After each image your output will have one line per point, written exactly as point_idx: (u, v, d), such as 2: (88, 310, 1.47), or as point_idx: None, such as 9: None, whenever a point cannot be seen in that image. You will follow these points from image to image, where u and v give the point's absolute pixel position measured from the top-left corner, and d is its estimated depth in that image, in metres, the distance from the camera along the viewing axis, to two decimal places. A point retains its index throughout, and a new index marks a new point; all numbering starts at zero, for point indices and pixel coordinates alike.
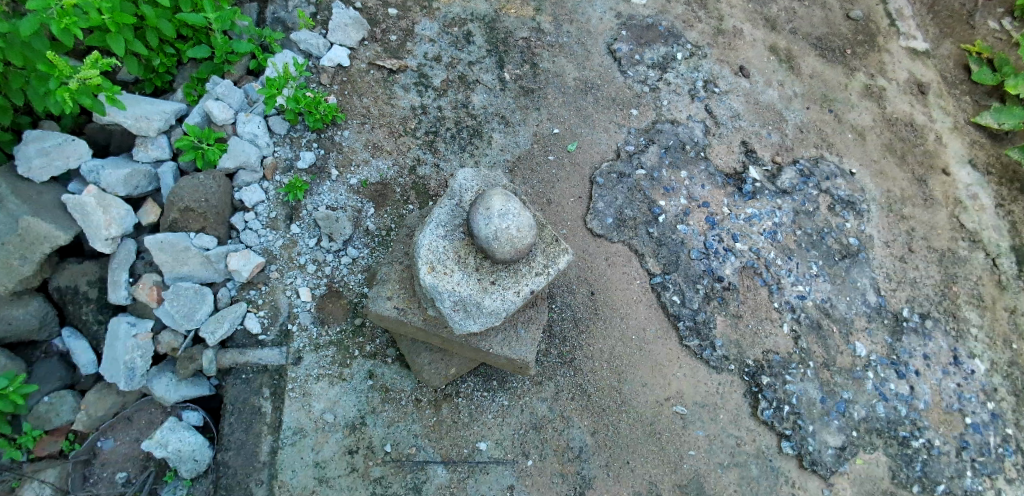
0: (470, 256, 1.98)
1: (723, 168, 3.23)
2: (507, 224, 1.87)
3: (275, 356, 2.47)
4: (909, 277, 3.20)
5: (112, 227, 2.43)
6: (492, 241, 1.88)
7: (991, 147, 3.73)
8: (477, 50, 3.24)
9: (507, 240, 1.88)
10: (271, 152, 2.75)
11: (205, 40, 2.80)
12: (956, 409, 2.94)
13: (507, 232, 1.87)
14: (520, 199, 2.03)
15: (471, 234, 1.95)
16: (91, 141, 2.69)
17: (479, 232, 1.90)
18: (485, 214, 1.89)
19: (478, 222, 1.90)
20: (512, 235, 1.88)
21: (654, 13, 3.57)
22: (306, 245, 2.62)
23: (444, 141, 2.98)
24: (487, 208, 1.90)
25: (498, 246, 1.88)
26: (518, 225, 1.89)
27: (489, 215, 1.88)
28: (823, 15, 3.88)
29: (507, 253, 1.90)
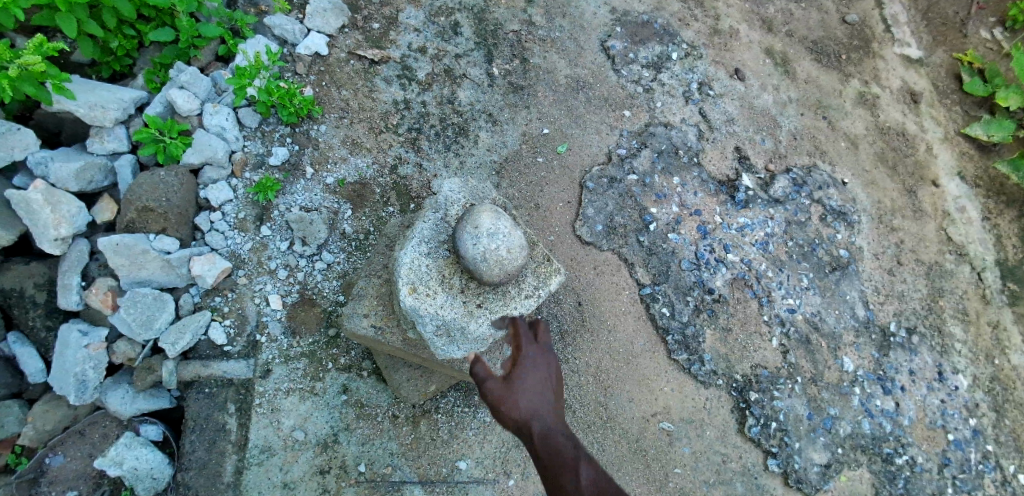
0: (454, 276, 1.85)
1: (716, 175, 3.13)
2: (497, 245, 1.73)
3: (241, 369, 2.30)
4: (896, 290, 3.16)
5: (62, 226, 2.23)
6: (479, 262, 1.74)
7: (980, 159, 3.69)
8: (465, 43, 3.06)
9: (495, 262, 1.74)
10: (240, 147, 2.55)
11: (169, 22, 2.57)
12: (939, 426, 2.92)
13: (495, 252, 1.73)
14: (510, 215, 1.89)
15: (456, 252, 1.82)
16: (41, 128, 2.47)
17: (466, 252, 1.76)
18: (472, 232, 1.75)
19: (464, 241, 1.76)
20: (502, 256, 1.75)
21: (649, 10, 3.43)
22: (277, 248, 2.46)
23: (428, 139, 2.81)
24: (475, 226, 1.75)
25: (486, 267, 1.75)
26: (508, 245, 1.75)
27: (477, 234, 1.74)
28: (820, 18, 3.79)
29: (495, 275, 1.78)
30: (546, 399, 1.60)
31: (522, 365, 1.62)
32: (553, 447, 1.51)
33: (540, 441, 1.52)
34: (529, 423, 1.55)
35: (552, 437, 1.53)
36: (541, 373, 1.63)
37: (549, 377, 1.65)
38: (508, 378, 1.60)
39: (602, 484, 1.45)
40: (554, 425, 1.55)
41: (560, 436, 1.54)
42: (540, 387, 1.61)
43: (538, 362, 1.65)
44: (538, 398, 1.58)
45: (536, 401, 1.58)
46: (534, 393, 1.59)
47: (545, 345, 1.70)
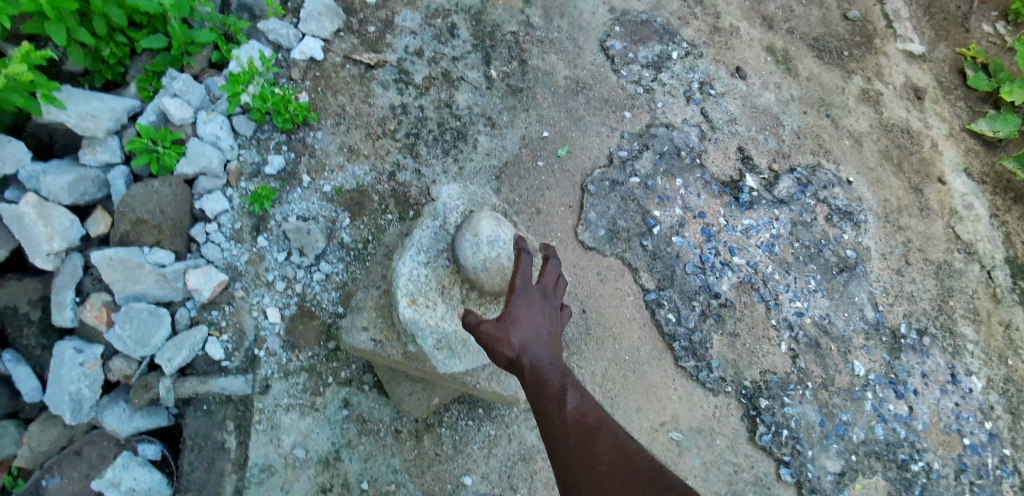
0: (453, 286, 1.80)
1: (720, 176, 3.07)
2: (497, 253, 1.68)
3: (240, 385, 2.24)
4: (905, 290, 3.11)
5: (55, 240, 2.17)
6: (481, 271, 1.70)
7: (986, 155, 3.64)
8: (462, 45, 3.00)
9: (497, 271, 1.69)
10: (236, 156, 2.49)
11: (161, 28, 2.50)
12: (954, 430, 2.87)
13: (497, 259, 1.68)
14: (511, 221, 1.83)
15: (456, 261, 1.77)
16: (34, 138, 2.38)
17: (467, 262, 1.72)
18: (473, 241, 1.71)
19: (465, 251, 1.72)
20: (503, 265, 1.69)
21: (649, 9, 3.38)
22: (274, 259, 2.40)
23: (426, 144, 2.76)
24: (475, 234, 1.70)
25: (487, 277, 1.70)
26: (509, 253, 1.69)
27: (477, 243, 1.69)
28: (820, 15, 3.73)
29: (497, 285, 1.74)
30: (542, 334, 1.44)
31: (515, 301, 1.48)
32: (542, 379, 1.34)
33: (530, 375, 1.36)
34: (520, 357, 1.39)
35: (542, 369, 1.36)
36: (538, 310, 1.48)
37: (548, 315, 1.49)
38: (502, 316, 1.47)
39: (587, 411, 1.23)
40: (544, 357, 1.38)
41: (551, 370, 1.36)
42: (534, 323, 1.45)
43: (535, 300, 1.50)
44: (529, 331, 1.43)
45: (528, 334, 1.42)
46: (525, 325, 1.44)
47: (548, 288, 1.55)
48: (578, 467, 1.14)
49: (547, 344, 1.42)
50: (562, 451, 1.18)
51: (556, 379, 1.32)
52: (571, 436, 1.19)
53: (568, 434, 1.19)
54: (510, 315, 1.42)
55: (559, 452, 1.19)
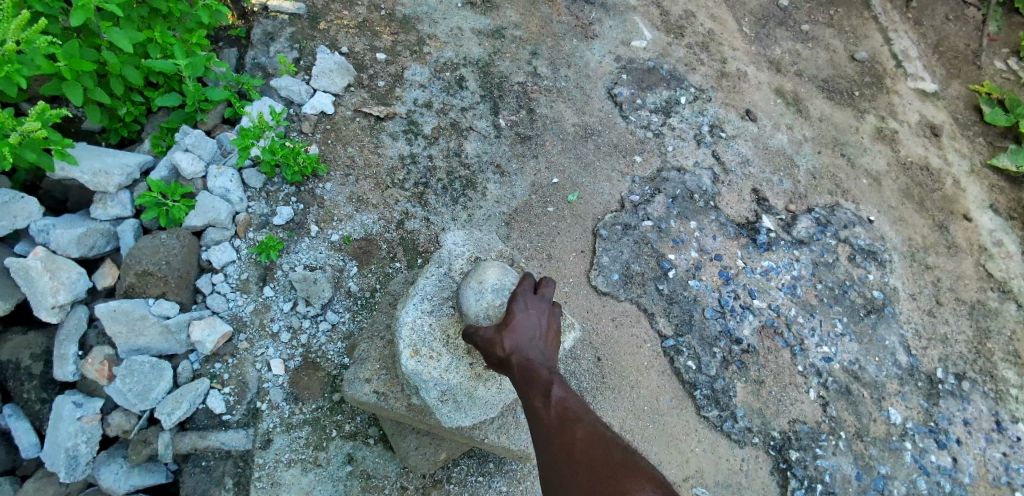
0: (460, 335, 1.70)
1: (735, 217, 3.01)
2: (500, 302, 1.66)
3: (240, 440, 2.15)
4: (939, 332, 2.95)
5: (60, 293, 2.17)
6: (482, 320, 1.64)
7: (1012, 191, 3.53)
8: (470, 96, 3.05)
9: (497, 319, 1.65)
10: (245, 208, 2.50)
11: (177, 87, 2.57)
12: (1005, 483, 2.64)
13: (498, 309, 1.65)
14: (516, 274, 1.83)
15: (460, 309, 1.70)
16: (48, 195, 2.44)
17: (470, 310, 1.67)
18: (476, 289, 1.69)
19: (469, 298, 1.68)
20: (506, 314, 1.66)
21: (655, 56, 3.42)
22: (280, 310, 2.37)
23: (435, 193, 2.75)
24: (480, 281, 1.69)
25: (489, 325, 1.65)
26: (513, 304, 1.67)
27: (481, 290, 1.67)
28: (828, 57, 3.75)
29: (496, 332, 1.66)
30: (537, 338, 1.51)
31: (515, 307, 1.57)
32: (531, 378, 1.41)
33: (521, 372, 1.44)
34: (513, 358, 1.48)
35: (532, 367, 1.44)
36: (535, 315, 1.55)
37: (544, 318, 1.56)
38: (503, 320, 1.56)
39: (568, 406, 1.32)
40: (533, 359, 1.45)
41: (540, 368, 1.43)
42: (528, 328, 1.53)
43: (534, 306, 1.57)
44: (523, 335, 1.51)
45: (523, 337, 1.50)
46: (519, 331, 1.51)
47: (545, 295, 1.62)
48: (559, 461, 1.23)
49: (541, 346, 1.50)
50: (547, 449, 1.27)
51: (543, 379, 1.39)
52: (554, 431, 1.28)
53: (553, 431, 1.28)
54: (508, 320, 1.52)
55: (544, 445, 1.28)
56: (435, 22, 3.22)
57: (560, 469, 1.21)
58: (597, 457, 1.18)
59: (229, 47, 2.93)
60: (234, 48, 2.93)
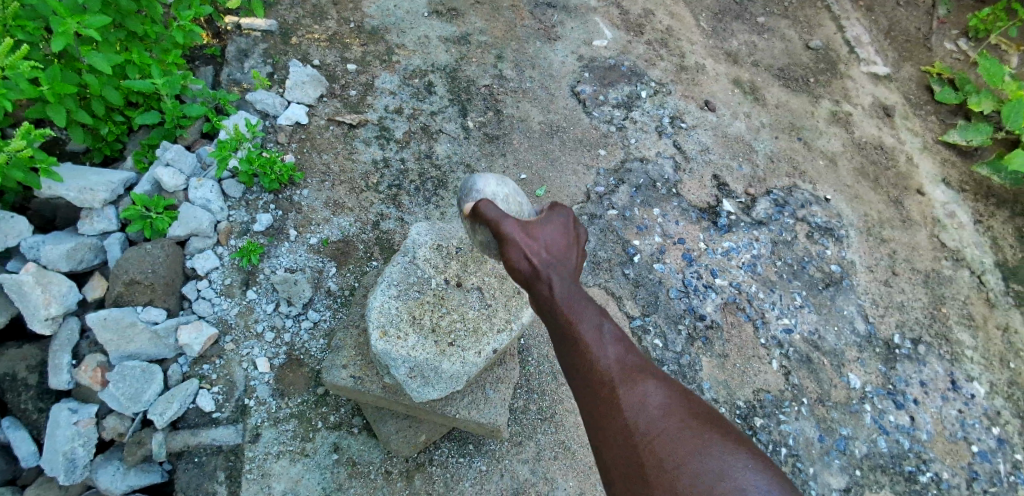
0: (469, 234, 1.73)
1: (696, 202, 3.16)
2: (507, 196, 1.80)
3: (230, 435, 2.27)
4: (895, 301, 3.11)
5: (52, 305, 2.29)
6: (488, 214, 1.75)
7: (963, 165, 3.71)
8: (439, 101, 3.19)
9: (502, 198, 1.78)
10: (225, 217, 2.63)
11: (155, 106, 2.70)
12: (961, 438, 2.81)
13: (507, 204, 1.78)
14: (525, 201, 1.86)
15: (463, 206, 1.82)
16: (37, 215, 2.56)
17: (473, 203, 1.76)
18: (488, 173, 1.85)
19: (474, 186, 1.82)
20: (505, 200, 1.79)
21: (616, 54, 3.58)
22: (263, 311, 2.49)
23: (408, 194, 2.89)
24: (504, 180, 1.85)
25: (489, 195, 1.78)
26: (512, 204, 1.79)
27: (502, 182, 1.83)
28: (783, 47, 3.91)
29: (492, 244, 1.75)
30: (567, 253, 1.48)
31: (545, 227, 1.50)
32: (574, 312, 1.34)
33: (558, 300, 1.36)
34: (546, 277, 1.39)
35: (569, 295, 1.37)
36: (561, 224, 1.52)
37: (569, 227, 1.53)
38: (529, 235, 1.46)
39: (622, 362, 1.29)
40: (571, 284, 1.39)
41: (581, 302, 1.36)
42: (558, 240, 1.47)
43: (564, 232, 1.50)
44: (553, 246, 1.46)
45: (555, 256, 1.45)
46: (549, 245, 1.46)
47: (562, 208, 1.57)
48: (624, 426, 1.20)
49: (569, 271, 1.44)
50: (602, 405, 1.24)
51: (589, 316, 1.34)
52: (612, 383, 1.25)
53: (611, 382, 1.25)
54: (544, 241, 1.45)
55: (597, 399, 1.25)
56: (402, 31, 3.36)
57: (619, 435, 1.20)
58: (665, 416, 1.21)
59: (204, 64, 3.06)
60: (210, 65, 3.06)
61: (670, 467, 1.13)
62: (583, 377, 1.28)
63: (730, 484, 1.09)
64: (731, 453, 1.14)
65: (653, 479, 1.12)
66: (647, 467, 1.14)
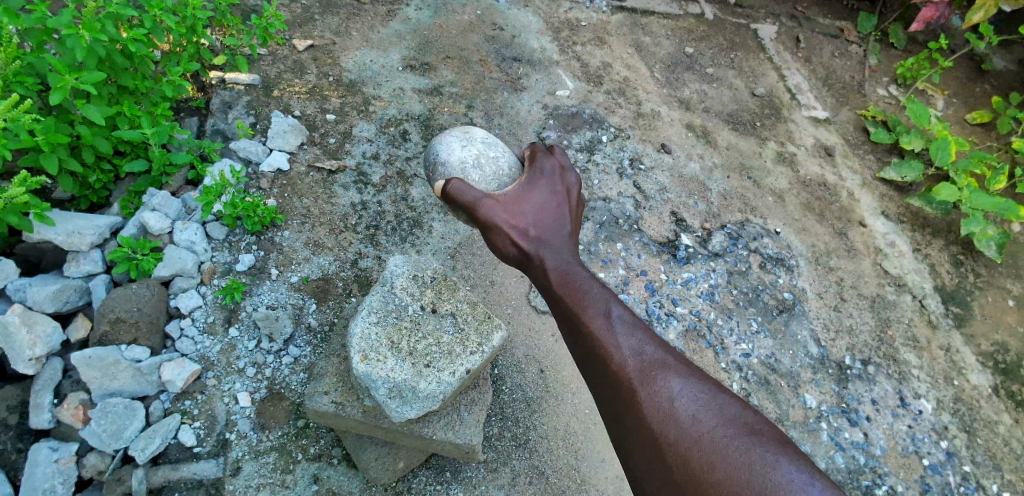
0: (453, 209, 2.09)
1: (656, 237, 3.38)
2: (474, 151, 2.14)
3: (211, 469, 2.33)
4: (845, 325, 3.33)
5: (37, 346, 2.36)
6: (459, 174, 2.08)
7: (900, 198, 4.03)
8: (413, 147, 3.40)
9: (471, 155, 2.13)
10: (209, 257, 2.75)
11: (142, 154, 2.85)
12: (912, 452, 2.98)
13: (474, 162, 2.10)
14: (493, 150, 2.19)
15: (435, 176, 2.17)
16: (22, 260, 2.64)
17: (445, 170, 2.12)
18: (448, 141, 2.20)
19: (440, 156, 2.18)
20: (474, 154, 2.13)
21: (577, 103, 3.86)
22: (245, 348, 2.58)
23: (385, 234, 3.05)
24: (466, 141, 2.20)
25: (458, 153, 2.14)
26: (479, 156, 2.13)
27: (465, 142, 2.19)
28: (731, 94, 4.26)
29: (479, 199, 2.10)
30: (557, 232, 1.81)
31: (532, 210, 1.85)
32: (585, 308, 1.62)
33: (563, 291, 1.68)
34: (541, 258, 1.75)
35: (569, 281, 1.69)
36: (545, 205, 1.87)
37: (549, 199, 1.89)
38: (521, 221, 1.82)
39: (639, 359, 1.49)
40: (566, 267, 1.72)
41: (588, 296, 1.64)
42: (545, 220, 1.83)
43: (552, 214, 1.85)
44: (535, 218, 1.83)
45: (548, 241, 1.78)
46: (537, 229, 1.80)
47: (544, 179, 1.94)
48: (645, 423, 1.39)
49: (564, 252, 1.76)
50: (623, 401, 1.45)
51: (596, 311, 1.61)
52: (629, 381, 1.46)
53: (627, 379, 1.46)
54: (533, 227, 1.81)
55: (620, 395, 1.47)
56: (378, 84, 3.60)
57: (643, 433, 1.39)
58: (687, 413, 1.36)
59: (190, 116, 3.23)
60: (195, 117, 3.23)
61: (693, 467, 1.28)
62: (604, 379, 1.51)
63: (759, 486, 1.21)
64: (758, 455, 1.26)
65: (679, 480, 1.29)
66: (672, 466, 1.31)
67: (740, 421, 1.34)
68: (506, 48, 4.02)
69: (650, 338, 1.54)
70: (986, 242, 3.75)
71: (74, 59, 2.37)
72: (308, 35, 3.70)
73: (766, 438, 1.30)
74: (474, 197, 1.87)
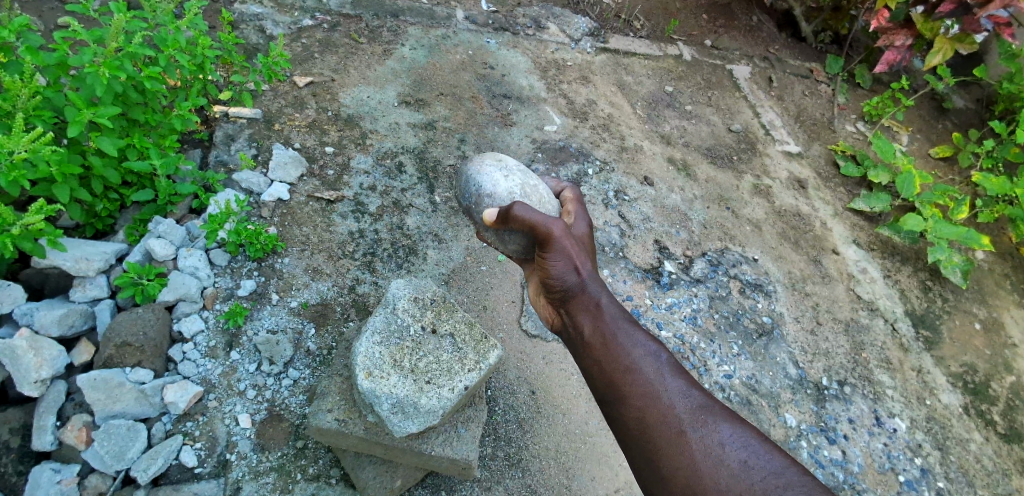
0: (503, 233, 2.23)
1: (641, 264, 3.54)
2: (516, 185, 2.29)
3: (212, 489, 2.37)
4: (822, 348, 3.49)
5: (43, 368, 2.41)
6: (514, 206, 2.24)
7: (870, 228, 4.26)
8: (409, 179, 3.54)
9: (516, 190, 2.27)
10: (211, 283, 2.85)
11: (148, 184, 2.96)
12: (888, 469, 3.11)
13: (524, 194, 2.27)
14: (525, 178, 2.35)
15: (481, 206, 2.27)
16: (25, 286, 2.71)
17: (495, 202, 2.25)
18: (488, 172, 2.33)
19: (484, 187, 2.29)
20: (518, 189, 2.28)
21: (564, 137, 4.06)
22: (246, 370, 2.66)
23: (382, 260, 3.17)
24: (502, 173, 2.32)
25: (504, 186, 2.27)
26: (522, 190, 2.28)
27: (504, 176, 2.31)
28: (709, 130, 4.50)
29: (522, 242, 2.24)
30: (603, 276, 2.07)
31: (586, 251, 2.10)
32: (632, 349, 1.82)
33: (613, 330, 1.88)
34: (593, 294, 1.98)
35: (618, 321, 1.91)
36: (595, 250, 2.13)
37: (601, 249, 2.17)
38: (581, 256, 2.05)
39: (685, 403, 1.67)
40: (615, 308, 1.96)
41: (636, 338, 1.85)
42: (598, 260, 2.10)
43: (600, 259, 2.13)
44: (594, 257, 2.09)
45: (598, 281, 2.02)
46: (592, 265, 2.03)
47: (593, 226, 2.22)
48: (693, 462, 1.55)
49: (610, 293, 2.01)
50: (667, 437, 1.61)
51: (644, 354, 1.80)
52: (677, 422, 1.63)
53: (676, 420, 1.63)
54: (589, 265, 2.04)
55: (664, 430, 1.63)
56: (375, 119, 3.77)
57: (689, 471, 1.54)
58: (735, 460, 1.53)
59: (194, 148, 3.36)
60: (199, 148, 3.36)
61: None
62: (649, 414, 1.67)
63: None
64: None
65: None
66: None
67: (785, 473, 1.50)
68: (496, 86, 4.24)
69: (692, 384, 1.73)
70: (952, 269, 3.96)
71: (90, 95, 2.50)
72: (308, 72, 3.88)
73: (811, 489, 1.46)
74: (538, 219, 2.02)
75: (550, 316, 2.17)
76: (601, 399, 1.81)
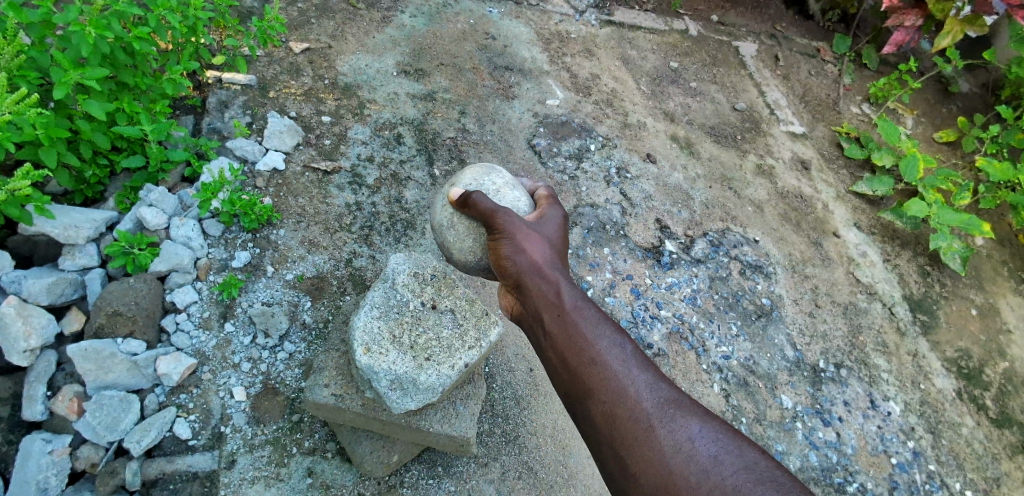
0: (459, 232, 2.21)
1: (642, 243, 3.50)
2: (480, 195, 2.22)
3: (207, 461, 2.35)
4: (819, 330, 3.48)
5: (32, 337, 2.36)
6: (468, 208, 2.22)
7: (872, 211, 4.23)
8: (407, 150, 3.46)
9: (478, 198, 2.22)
10: (205, 254, 2.78)
11: (139, 151, 2.87)
12: (881, 451, 3.13)
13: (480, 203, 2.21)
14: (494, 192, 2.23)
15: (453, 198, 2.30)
16: (14, 253, 2.63)
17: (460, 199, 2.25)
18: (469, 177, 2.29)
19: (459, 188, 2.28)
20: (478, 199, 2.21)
21: (566, 112, 3.98)
22: (240, 343, 2.62)
23: (379, 234, 3.11)
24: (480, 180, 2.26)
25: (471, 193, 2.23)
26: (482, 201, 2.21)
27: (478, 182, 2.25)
28: (713, 108, 4.42)
29: (472, 260, 2.23)
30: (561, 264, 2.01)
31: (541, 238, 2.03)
32: (595, 340, 1.76)
33: (572, 319, 1.82)
34: (550, 282, 1.92)
35: (577, 309, 1.85)
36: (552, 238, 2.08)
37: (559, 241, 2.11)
38: (533, 244, 2.00)
39: (651, 396, 1.62)
40: (575, 295, 1.89)
41: (595, 326, 1.80)
42: (556, 247, 2.05)
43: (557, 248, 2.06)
44: (551, 243, 2.05)
45: (555, 268, 1.96)
46: (545, 252, 1.99)
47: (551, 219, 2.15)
48: (661, 457, 1.50)
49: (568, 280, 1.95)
50: (632, 431, 1.57)
51: (608, 346, 1.75)
52: (645, 416, 1.58)
53: (645, 415, 1.58)
54: (542, 252, 1.98)
55: (629, 425, 1.58)
56: (373, 88, 3.67)
57: (656, 466, 1.50)
58: (704, 455, 1.48)
59: (186, 114, 3.26)
60: (191, 115, 3.26)
61: None
62: (615, 408, 1.62)
63: None
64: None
65: None
66: None
67: (755, 467, 1.44)
68: (498, 57, 4.12)
69: (659, 378, 1.69)
70: (951, 255, 3.95)
71: (77, 55, 2.40)
72: (304, 38, 3.76)
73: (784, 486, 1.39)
74: (487, 211, 2.04)
75: (508, 304, 2.10)
76: (569, 394, 1.74)
